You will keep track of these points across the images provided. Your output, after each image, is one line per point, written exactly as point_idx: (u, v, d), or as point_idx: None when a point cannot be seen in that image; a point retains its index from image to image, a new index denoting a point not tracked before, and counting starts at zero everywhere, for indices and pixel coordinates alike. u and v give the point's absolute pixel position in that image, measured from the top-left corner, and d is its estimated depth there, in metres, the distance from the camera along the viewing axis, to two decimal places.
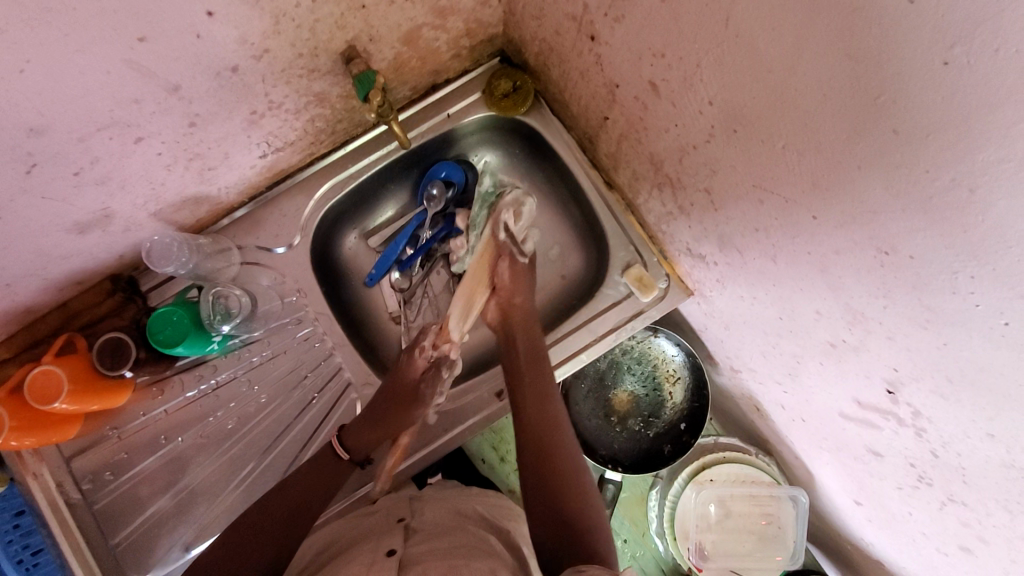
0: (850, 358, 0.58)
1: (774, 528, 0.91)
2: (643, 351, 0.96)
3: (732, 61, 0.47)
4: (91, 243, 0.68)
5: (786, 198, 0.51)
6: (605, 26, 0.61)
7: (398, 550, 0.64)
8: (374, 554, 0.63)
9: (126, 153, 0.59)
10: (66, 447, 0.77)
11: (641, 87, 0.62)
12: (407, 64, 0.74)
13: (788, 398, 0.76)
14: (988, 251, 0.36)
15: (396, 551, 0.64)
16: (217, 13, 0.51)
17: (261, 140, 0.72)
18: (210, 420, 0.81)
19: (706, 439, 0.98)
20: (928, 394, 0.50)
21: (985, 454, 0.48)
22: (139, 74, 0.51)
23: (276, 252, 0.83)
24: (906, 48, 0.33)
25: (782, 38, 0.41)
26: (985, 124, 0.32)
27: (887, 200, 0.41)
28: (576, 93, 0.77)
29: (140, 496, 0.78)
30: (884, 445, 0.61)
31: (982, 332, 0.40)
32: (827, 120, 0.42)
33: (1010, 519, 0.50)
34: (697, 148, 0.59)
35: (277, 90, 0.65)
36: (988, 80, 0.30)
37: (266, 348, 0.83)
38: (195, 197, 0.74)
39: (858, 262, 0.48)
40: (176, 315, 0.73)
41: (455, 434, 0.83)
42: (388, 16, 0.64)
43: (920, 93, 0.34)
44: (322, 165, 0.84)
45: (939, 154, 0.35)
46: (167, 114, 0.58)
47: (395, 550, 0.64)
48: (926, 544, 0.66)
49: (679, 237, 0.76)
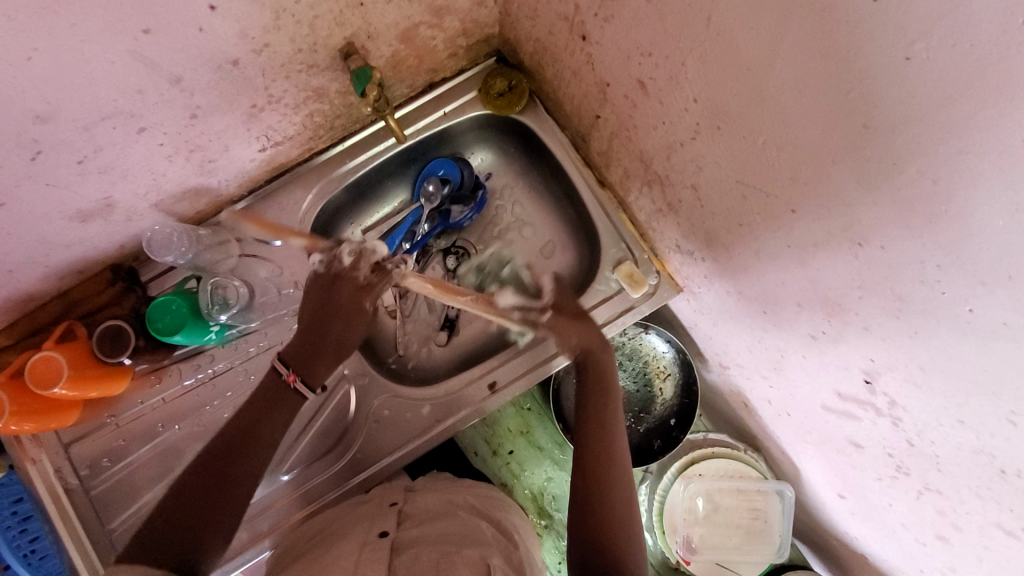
0: (830, 349, 0.59)
1: (761, 522, 0.93)
2: (634, 347, 0.98)
3: (714, 59, 0.48)
4: (93, 231, 0.70)
5: (767, 192, 0.53)
6: (595, 25, 0.62)
7: (391, 533, 0.67)
8: (367, 535, 0.66)
9: (128, 143, 0.61)
10: (65, 433, 0.78)
11: (630, 85, 0.63)
12: (404, 62, 0.76)
13: (773, 392, 0.78)
14: (952, 240, 0.38)
15: (388, 534, 0.67)
16: (219, 7, 0.53)
17: (261, 133, 0.74)
18: (208, 408, 0.82)
19: (696, 435, 1.00)
20: (902, 383, 0.52)
21: (956, 441, 0.50)
22: (143, 65, 0.53)
23: (274, 244, 0.84)
24: (872, 46, 0.35)
25: (759, 37, 0.43)
26: (945, 117, 0.34)
27: (861, 192, 0.43)
28: (569, 92, 0.79)
29: (135, 483, 0.80)
30: (864, 436, 0.63)
31: (950, 320, 0.42)
32: (802, 116, 0.43)
33: (981, 506, 0.51)
34: (684, 145, 0.61)
35: (276, 84, 0.67)
36: (946, 75, 0.32)
37: (262, 338, 0.84)
38: (195, 188, 0.76)
39: (834, 254, 0.49)
40: (175, 304, 0.74)
41: (448, 424, 0.84)
42: (385, 14, 0.66)
43: (886, 88, 0.36)
44: (320, 160, 0.86)
45: (906, 147, 0.37)
46: (169, 106, 0.60)
47: (388, 533, 0.67)
48: (905, 535, 0.67)
49: (668, 234, 0.78)
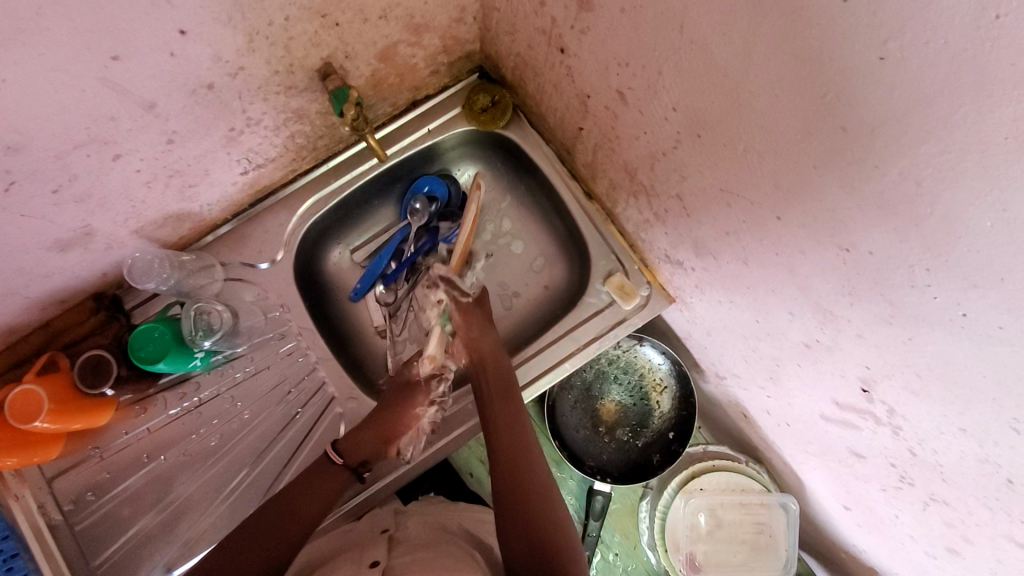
0: (825, 358, 0.58)
1: (765, 537, 0.90)
2: (628, 360, 0.96)
3: (690, 66, 0.48)
4: (73, 260, 0.69)
5: (751, 200, 0.52)
6: (572, 38, 0.62)
7: (382, 563, 0.65)
8: (357, 567, 0.64)
9: (104, 171, 0.60)
10: (48, 467, 0.76)
11: (611, 96, 0.63)
12: (384, 81, 0.76)
13: (771, 402, 0.76)
14: (940, 242, 0.37)
15: (380, 563, 0.65)
16: (189, 31, 0.52)
17: (241, 157, 0.73)
18: (193, 438, 0.80)
19: (695, 448, 0.98)
20: (901, 391, 0.50)
21: (960, 449, 0.48)
22: (114, 92, 0.53)
23: (259, 267, 0.83)
24: (845, 48, 0.34)
25: (732, 42, 0.42)
26: (924, 117, 0.33)
27: (844, 197, 0.42)
28: (551, 105, 0.79)
29: (121, 517, 0.77)
30: (865, 445, 0.61)
31: (943, 325, 0.41)
32: (781, 121, 0.43)
33: (991, 517, 0.49)
34: (666, 154, 0.60)
35: (254, 107, 0.66)
36: (923, 72, 0.31)
37: (249, 363, 0.83)
38: (177, 214, 0.75)
39: (823, 260, 0.48)
40: (158, 331, 0.73)
41: (441, 445, 0.82)
42: (362, 33, 0.65)
43: (863, 89, 0.35)
44: (304, 182, 0.85)
45: (886, 148, 0.36)
46: (144, 131, 0.59)
47: (379, 562, 0.65)
48: (914, 548, 0.65)
49: (656, 244, 0.77)
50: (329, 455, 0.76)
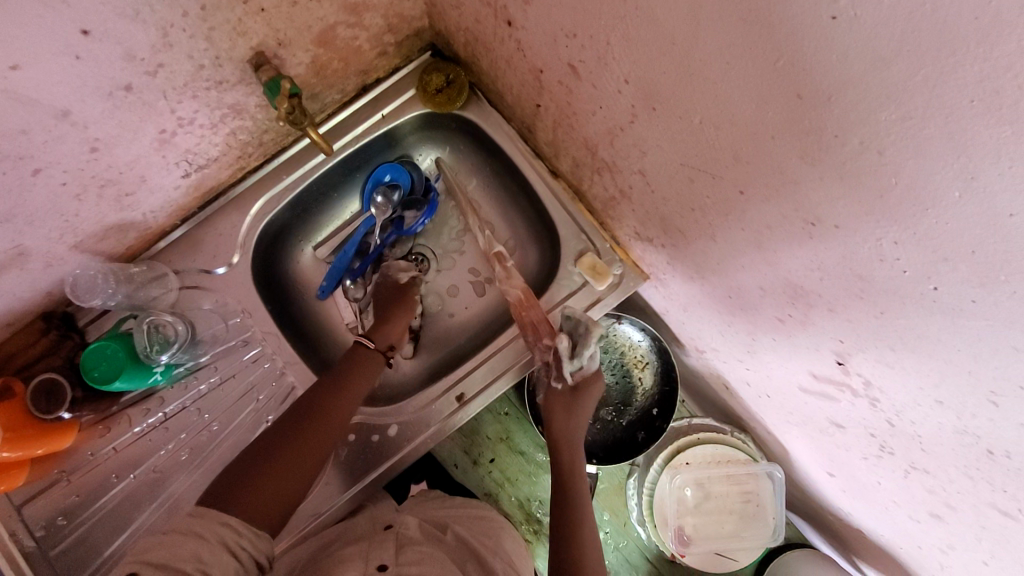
0: (799, 332, 0.56)
1: (754, 506, 0.90)
2: (608, 339, 0.94)
3: (638, 35, 0.44)
4: (11, 282, 0.65)
5: (712, 174, 0.49)
6: (517, 9, 0.58)
7: (390, 567, 0.63)
8: (365, 567, 0.62)
9: (26, 187, 0.56)
10: (16, 494, 0.72)
11: (563, 70, 0.59)
12: (327, 66, 0.71)
13: (750, 373, 0.74)
14: (906, 215, 0.34)
15: (388, 568, 0.63)
16: (93, 31, 0.48)
17: (179, 159, 0.69)
18: (162, 453, 0.77)
19: (680, 422, 0.97)
20: (875, 364, 0.48)
21: (937, 421, 0.46)
22: (19, 103, 0.48)
23: (216, 272, 0.80)
24: (794, 8, 0.31)
25: (678, 7, 0.39)
26: (881, 80, 0.30)
27: (804, 168, 0.39)
28: (507, 82, 0.74)
29: (94, 541, 0.75)
30: (845, 417, 0.60)
31: (914, 299, 0.39)
32: (735, 90, 0.39)
33: (972, 485, 0.48)
34: (625, 129, 0.57)
35: (184, 105, 0.62)
36: (878, 31, 0.28)
37: (213, 373, 0.80)
38: (118, 224, 0.71)
39: (789, 234, 0.46)
40: (110, 348, 0.70)
41: (418, 443, 0.80)
42: (293, 18, 0.61)
43: (815, 53, 0.32)
44: (254, 179, 0.81)
45: (845, 116, 0.33)
46: (63, 142, 0.55)
47: (387, 566, 0.63)
48: (898, 512, 0.64)
49: (625, 222, 0.74)
50: (360, 341, 0.77)
